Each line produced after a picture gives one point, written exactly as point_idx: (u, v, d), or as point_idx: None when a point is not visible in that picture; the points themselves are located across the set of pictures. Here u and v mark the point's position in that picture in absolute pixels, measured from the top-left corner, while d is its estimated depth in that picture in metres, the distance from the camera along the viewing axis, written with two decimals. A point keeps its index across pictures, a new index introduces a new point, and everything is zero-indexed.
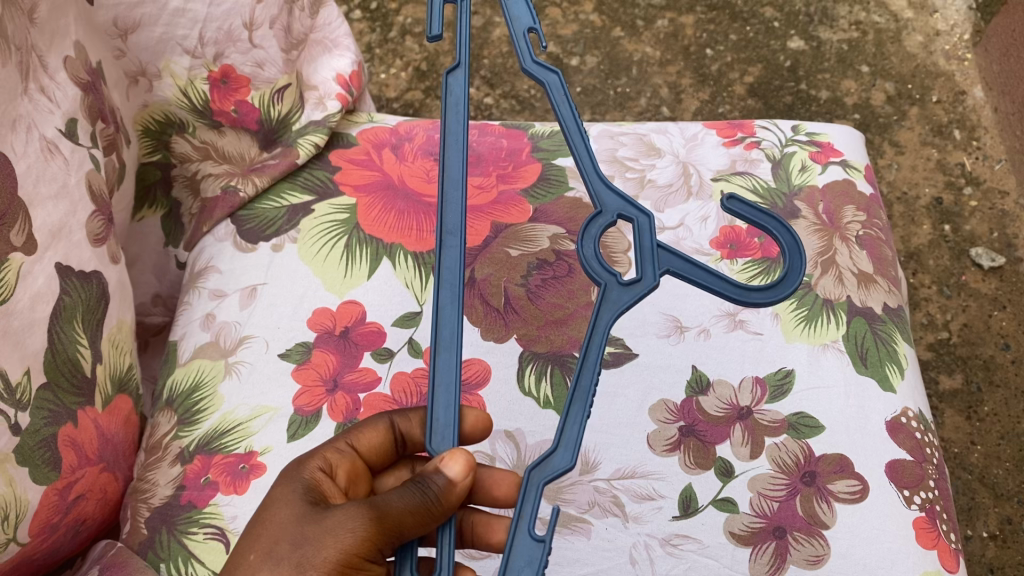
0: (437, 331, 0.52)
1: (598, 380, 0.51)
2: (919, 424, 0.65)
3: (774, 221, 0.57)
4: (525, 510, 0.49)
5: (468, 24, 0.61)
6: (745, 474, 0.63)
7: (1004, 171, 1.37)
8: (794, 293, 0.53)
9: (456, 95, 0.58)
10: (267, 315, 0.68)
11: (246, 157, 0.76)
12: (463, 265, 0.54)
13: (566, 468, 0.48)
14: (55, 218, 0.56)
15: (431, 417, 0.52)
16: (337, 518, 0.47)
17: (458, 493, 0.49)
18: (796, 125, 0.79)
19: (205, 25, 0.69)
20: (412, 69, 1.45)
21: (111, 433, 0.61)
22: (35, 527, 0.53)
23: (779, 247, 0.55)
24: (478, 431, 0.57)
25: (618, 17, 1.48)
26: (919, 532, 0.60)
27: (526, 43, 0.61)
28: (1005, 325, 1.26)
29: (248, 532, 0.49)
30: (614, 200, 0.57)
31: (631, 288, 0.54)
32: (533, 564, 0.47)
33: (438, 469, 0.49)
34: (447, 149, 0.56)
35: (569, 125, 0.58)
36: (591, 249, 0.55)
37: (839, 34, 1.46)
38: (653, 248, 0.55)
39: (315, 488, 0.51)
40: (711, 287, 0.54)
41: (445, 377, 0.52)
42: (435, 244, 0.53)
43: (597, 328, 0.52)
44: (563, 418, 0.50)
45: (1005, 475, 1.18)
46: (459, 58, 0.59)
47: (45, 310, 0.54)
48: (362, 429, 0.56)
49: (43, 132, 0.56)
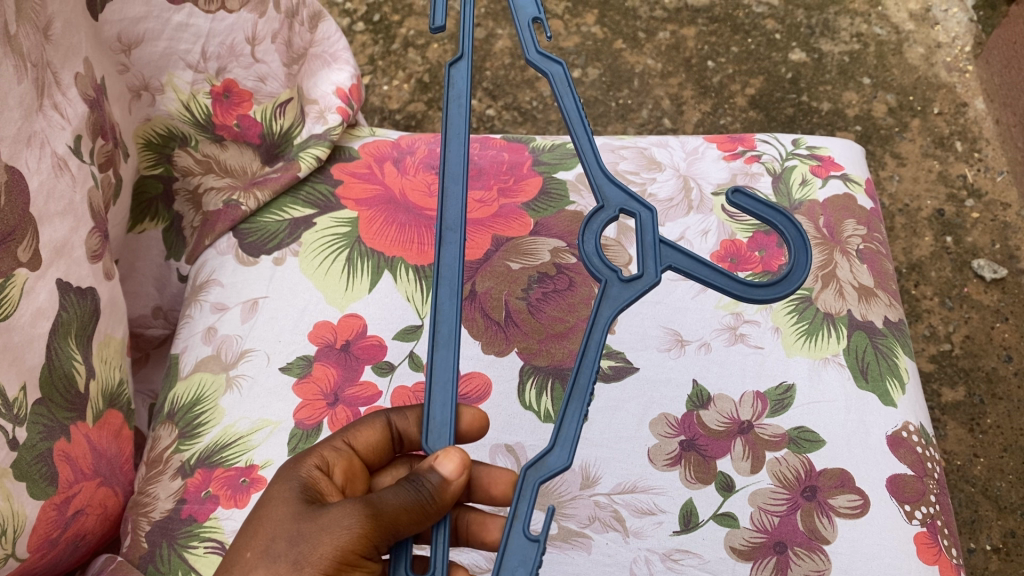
0: (435, 328, 0.52)
1: (596, 378, 0.51)
2: (920, 438, 0.65)
3: (780, 214, 0.58)
4: (520, 511, 0.49)
5: (471, 15, 0.62)
6: (746, 489, 0.62)
7: (1006, 183, 1.37)
8: (797, 289, 0.54)
9: (458, 88, 0.58)
10: (268, 328, 0.68)
11: (248, 170, 0.77)
12: (463, 260, 0.54)
13: (562, 468, 0.49)
14: (60, 234, 0.56)
15: (428, 415, 0.52)
16: (333, 515, 0.47)
17: (452, 491, 0.49)
18: (796, 139, 0.79)
19: (208, 41, 0.70)
20: (414, 81, 1.46)
21: (104, 448, 0.60)
22: (34, 542, 0.53)
23: (785, 241, 0.56)
24: (475, 428, 0.57)
25: (620, 29, 1.49)
26: (920, 547, 0.60)
27: (530, 32, 0.61)
28: (1007, 337, 1.26)
29: (245, 529, 0.49)
30: (617, 194, 0.57)
31: (631, 285, 0.54)
32: (527, 564, 0.47)
33: (432, 467, 0.49)
34: (448, 144, 0.57)
35: (572, 116, 0.59)
36: (591, 244, 0.56)
37: (840, 46, 1.46)
38: (655, 242, 0.55)
39: (312, 486, 0.51)
40: (713, 283, 0.55)
41: (443, 375, 0.52)
42: (435, 239, 0.54)
43: (596, 324, 0.52)
44: (560, 416, 0.50)
45: (1008, 488, 1.17)
46: (462, 50, 0.59)
47: (45, 326, 0.54)
48: (358, 426, 0.56)
49: (56, 149, 0.56)
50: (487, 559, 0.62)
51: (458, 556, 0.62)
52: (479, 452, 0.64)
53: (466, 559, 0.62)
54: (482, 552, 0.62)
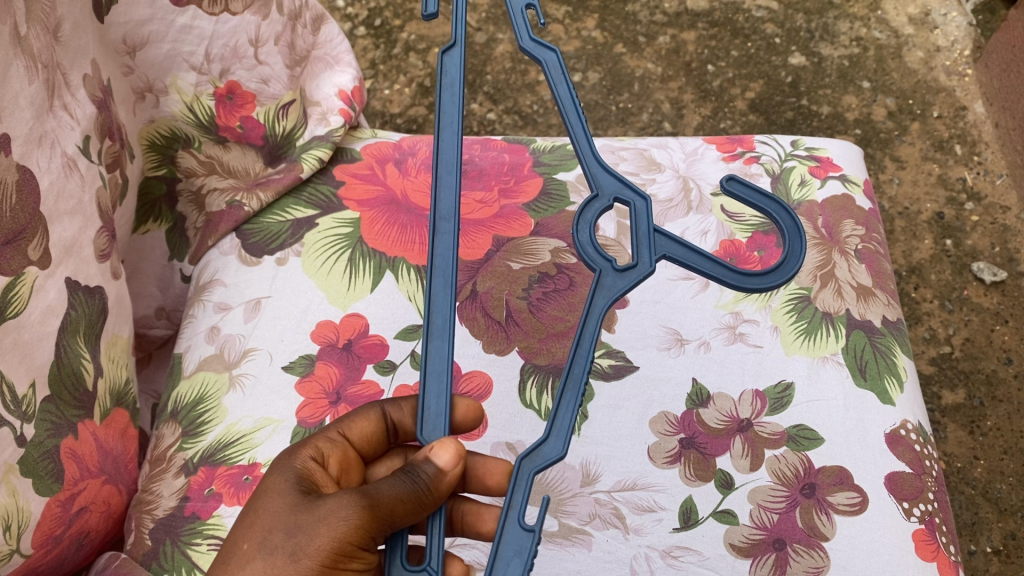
0: (430, 319, 0.53)
1: (590, 369, 0.51)
2: (918, 437, 0.65)
3: (775, 204, 0.58)
4: (515, 500, 0.49)
5: (463, 5, 0.62)
6: (745, 487, 0.63)
7: (1005, 186, 1.37)
8: (794, 275, 0.55)
9: (451, 76, 0.59)
10: (271, 328, 0.69)
11: (251, 172, 0.77)
12: (457, 249, 0.55)
13: (557, 458, 0.49)
14: (69, 233, 0.57)
15: (422, 406, 0.53)
16: (330, 506, 0.48)
17: (447, 482, 0.50)
18: (795, 141, 0.80)
19: (213, 42, 0.71)
20: (416, 85, 1.47)
21: (110, 446, 0.60)
22: (38, 538, 0.53)
23: (780, 230, 0.57)
24: (470, 419, 0.57)
25: (619, 33, 1.50)
26: (919, 544, 0.61)
27: (524, 20, 0.61)
28: (1007, 340, 1.27)
29: (242, 521, 0.50)
30: (611, 183, 0.58)
31: (626, 274, 0.54)
32: (521, 555, 0.48)
33: (428, 458, 0.50)
34: (442, 133, 0.57)
35: (565, 104, 0.59)
36: (586, 234, 0.56)
37: (840, 50, 1.47)
38: (649, 232, 0.56)
39: (308, 477, 0.51)
40: (708, 272, 0.55)
41: (437, 366, 0.53)
42: (430, 228, 0.55)
43: (590, 315, 0.53)
44: (555, 406, 0.50)
45: (1009, 490, 1.17)
46: (454, 38, 0.60)
47: (54, 324, 0.55)
48: (353, 417, 0.56)
49: (65, 149, 0.57)
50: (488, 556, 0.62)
51: (459, 552, 0.63)
52: (479, 450, 0.65)
53: (467, 555, 0.62)
54: (483, 549, 0.63)
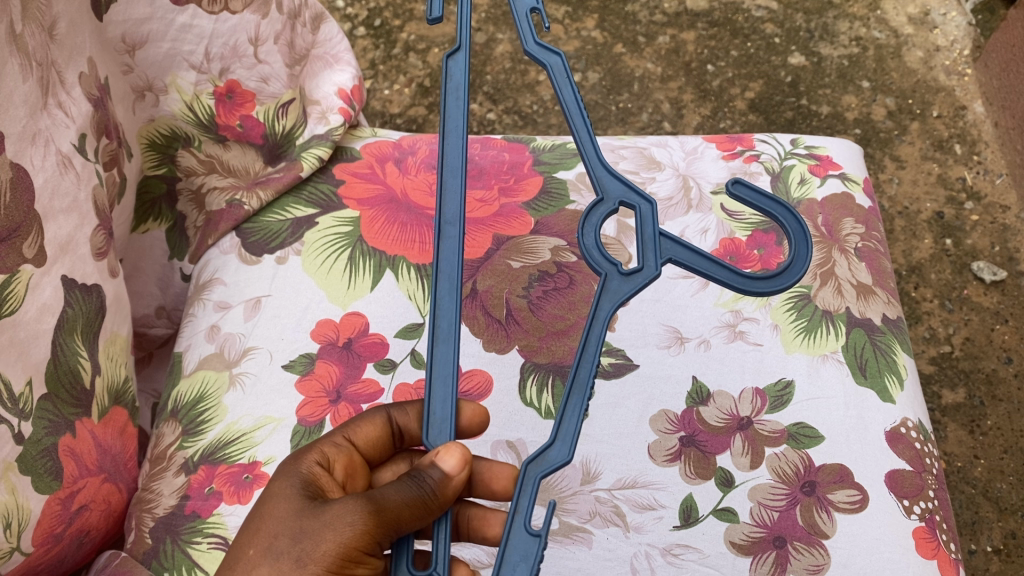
0: (435, 323, 0.53)
1: (596, 373, 0.51)
2: (918, 435, 0.65)
3: (780, 207, 0.57)
4: (521, 505, 0.49)
5: (467, 8, 0.62)
6: (746, 484, 0.63)
7: (1005, 185, 1.37)
8: (799, 280, 0.54)
9: (456, 80, 0.59)
10: (271, 326, 0.69)
11: (251, 170, 0.77)
12: (462, 253, 0.55)
13: (563, 462, 0.49)
14: (64, 232, 0.57)
15: (428, 411, 0.52)
16: (336, 511, 0.48)
17: (453, 486, 0.50)
18: (796, 139, 0.80)
19: (211, 41, 0.71)
20: (415, 85, 1.47)
21: (109, 444, 0.60)
22: (38, 536, 0.53)
23: (786, 234, 0.56)
24: (475, 424, 0.58)
25: (619, 33, 1.50)
26: (919, 542, 0.61)
27: (528, 23, 0.61)
28: (1007, 339, 1.27)
29: (247, 526, 0.50)
30: (616, 186, 0.58)
31: (631, 278, 0.54)
32: (528, 560, 0.47)
33: (434, 462, 0.50)
34: (447, 138, 0.58)
35: (570, 107, 0.59)
36: (591, 237, 0.56)
37: (840, 50, 1.48)
38: (654, 235, 0.56)
39: (313, 483, 0.51)
40: (712, 275, 0.55)
41: (442, 370, 0.52)
42: (435, 233, 0.55)
43: (596, 319, 0.53)
44: (561, 410, 0.50)
45: (1009, 490, 1.17)
46: (459, 42, 0.60)
47: (50, 322, 0.55)
48: (358, 422, 0.56)
49: (60, 147, 0.57)
50: (488, 554, 0.62)
51: (460, 551, 0.63)
52: (480, 449, 0.65)
53: (467, 554, 0.62)
54: (484, 547, 0.63)
